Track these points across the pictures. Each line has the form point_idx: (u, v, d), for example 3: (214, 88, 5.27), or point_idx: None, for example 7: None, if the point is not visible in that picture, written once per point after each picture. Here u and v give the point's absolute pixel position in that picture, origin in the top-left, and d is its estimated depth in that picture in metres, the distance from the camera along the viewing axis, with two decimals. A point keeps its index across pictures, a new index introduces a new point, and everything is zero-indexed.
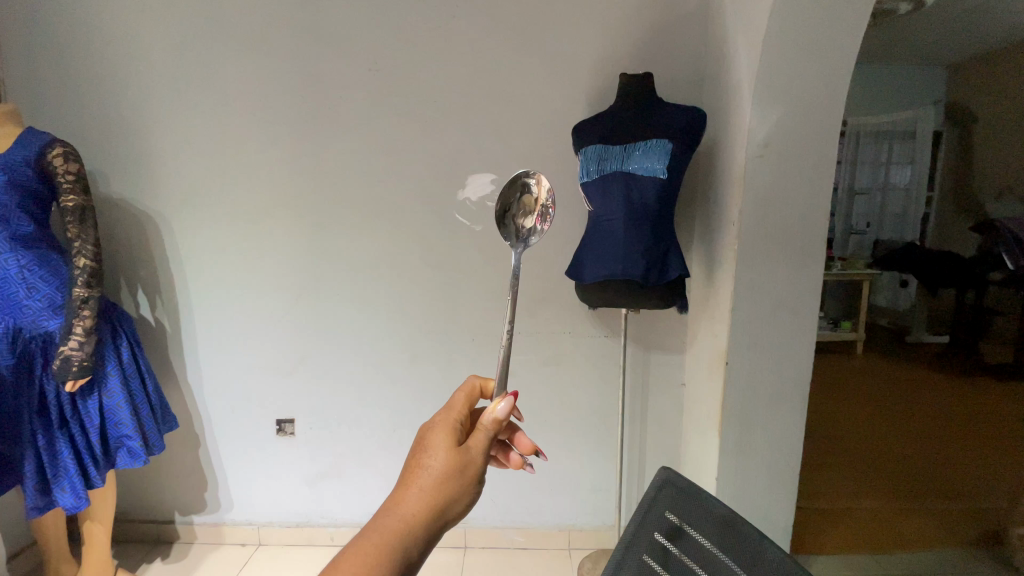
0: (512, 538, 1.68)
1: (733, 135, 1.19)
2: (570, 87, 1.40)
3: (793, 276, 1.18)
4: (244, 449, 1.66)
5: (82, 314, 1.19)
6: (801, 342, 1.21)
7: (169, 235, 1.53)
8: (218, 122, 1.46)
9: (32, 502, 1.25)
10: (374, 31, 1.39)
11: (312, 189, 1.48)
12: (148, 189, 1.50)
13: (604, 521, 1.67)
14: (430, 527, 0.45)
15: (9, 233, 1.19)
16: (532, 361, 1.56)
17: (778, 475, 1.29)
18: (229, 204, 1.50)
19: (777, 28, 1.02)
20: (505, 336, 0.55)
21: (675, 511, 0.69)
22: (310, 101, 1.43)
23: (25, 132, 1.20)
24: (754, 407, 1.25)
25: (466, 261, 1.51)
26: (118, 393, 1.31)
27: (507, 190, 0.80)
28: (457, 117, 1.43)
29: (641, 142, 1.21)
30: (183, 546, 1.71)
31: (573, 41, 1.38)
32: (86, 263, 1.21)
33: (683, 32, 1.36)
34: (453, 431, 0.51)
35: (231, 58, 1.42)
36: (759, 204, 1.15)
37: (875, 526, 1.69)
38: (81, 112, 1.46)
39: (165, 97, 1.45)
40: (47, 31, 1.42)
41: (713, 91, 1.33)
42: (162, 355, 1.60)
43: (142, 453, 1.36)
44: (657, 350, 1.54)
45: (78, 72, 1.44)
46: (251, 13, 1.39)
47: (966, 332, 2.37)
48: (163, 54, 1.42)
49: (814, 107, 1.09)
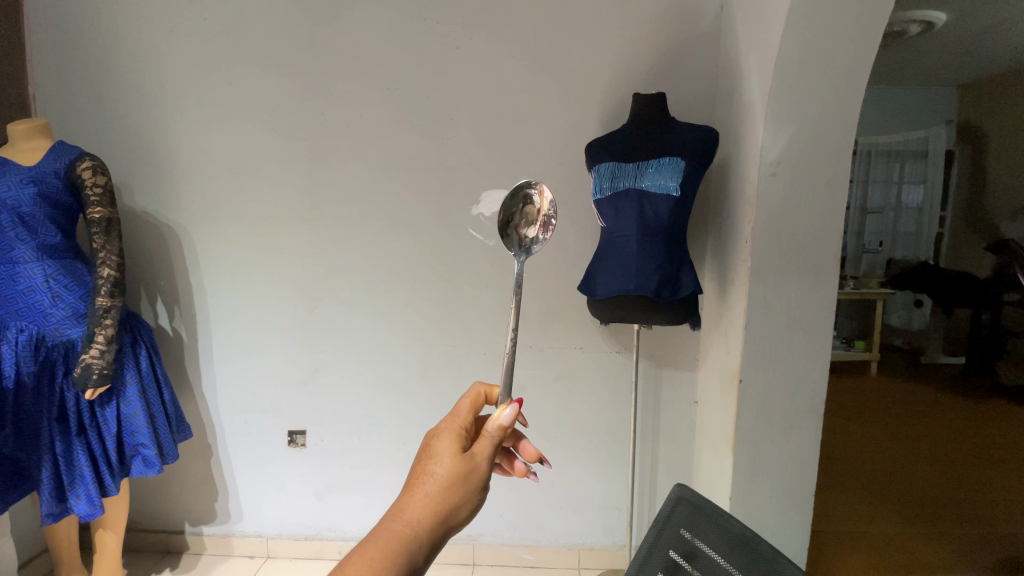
0: (520, 557, 1.66)
1: (745, 155, 1.21)
2: (584, 107, 1.43)
3: (806, 296, 1.18)
4: (255, 458, 1.67)
5: (105, 323, 1.21)
6: (817, 361, 1.21)
7: (189, 247, 1.56)
8: (239, 139, 1.50)
9: (48, 509, 1.26)
10: (392, 49, 1.43)
11: (326, 203, 1.51)
12: (170, 201, 1.53)
13: (616, 541, 1.64)
14: (434, 532, 0.46)
15: (37, 243, 1.22)
16: (543, 377, 1.56)
17: (794, 496, 1.28)
18: (249, 216, 1.53)
19: (788, 51, 1.04)
20: (511, 341, 0.57)
21: (689, 529, 0.69)
22: (329, 117, 1.47)
23: (55, 146, 1.25)
24: (769, 426, 1.24)
25: (477, 276, 1.52)
26: (135, 402, 1.33)
27: (509, 201, 0.82)
28: (470, 135, 1.46)
29: (654, 160, 1.23)
30: (193, 557, 1.71)
31: (587, 63, 1.41)
32: (110, 273, 1.23)
33: (695, 53, 1.39)
34: (459, 437, 0.52)
35: (254, 75, 1.46)
36: (772, 223, 1.15)
37: (897, 552, 1.65)
38: (109, 127, 1.51)
39: (188, 112, 1.49)
40: (79, 49, 1.48)
41: (725, 111, 1.35)
42: (176, 364, 1.62)
43: (157, 463, 1.38)
44: (669, 367, 1.54)
45: (106, 89, 1.49)
46: (273, 33, 1.44)
47: (987, 353, 2.05)
48: (189, 72, 1.47)
49: (827, 127, 1.11)
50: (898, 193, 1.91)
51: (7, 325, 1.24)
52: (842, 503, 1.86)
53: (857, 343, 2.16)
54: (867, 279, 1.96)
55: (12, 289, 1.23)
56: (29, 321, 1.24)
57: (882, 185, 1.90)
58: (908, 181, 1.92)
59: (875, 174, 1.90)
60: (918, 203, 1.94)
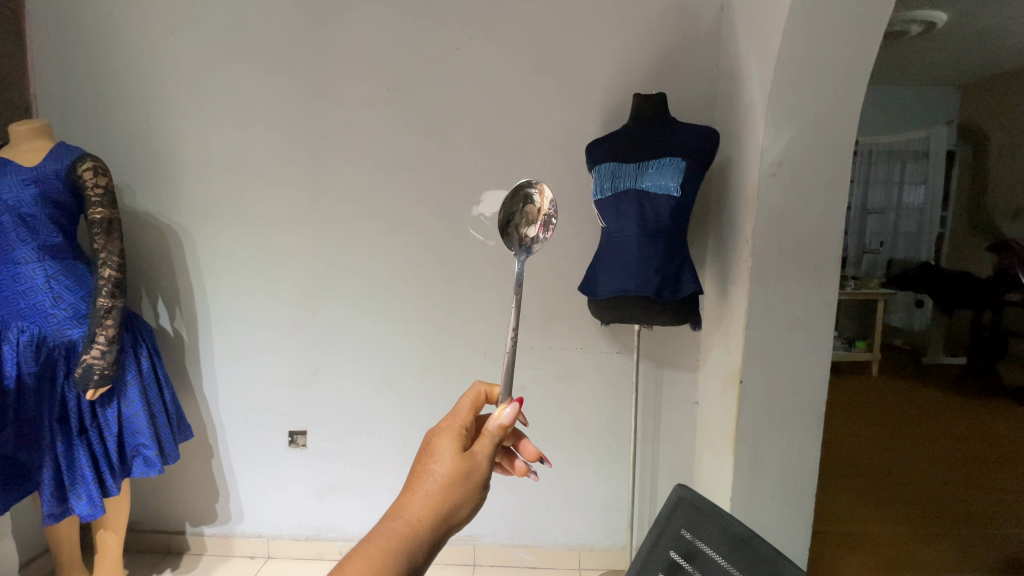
0: (521, 557, 1.66)
1: (746, 155, 1.21)
2: (584, 107, 1.43)
3: (807, 296, 1.18)
4: (255, 458, 1.67)
5: (106, 323, 1.21)
6: (818, 361, 1.20)
7: (189, 247, 1.56)
8: (240, 139, 1.50)
9: (49, 509, 1.26)
10: (393, 50, 1.44)
11: (327, 203, 1.51)
12: (170, 201, 1.54)
13: (616, 541, 1.64)
14: (434, 532, 0.46)
15: (39, 243, 1.23)
16: (544, 377, 1.56)
17: (795, 497, 1.27)
18: (250, 216, 1.53)
19: (788, 50, 1.04)
20: (511, 341, 0.56)
21: (690, 528, 0.69)
22: (330, 117, 1.47)
23: (56, 147, 1.25)
24: (770, 426, 1.24)
25: (478, 277, 1.52)
26: (136, 402, 1.34)
27: (509, 201, 0.82)
28: (471, 136, 1.46)
29: (654, 160, 1.23)
30: (194, 557, 1.71)
31: (588, 64, 1.41)
32: (111, 273, 1.23)
33: (696, 53, 1.39)
34: (459, 436, 0.52)
35: (254, 76, 1.47)
36: (773, 223, 1.15)
37: (898, 552, 1.64)
38: (110, 128, 1.51)
39: (188, 113, 1.49)
40: (80, 50, 1.48)
41: (726, 111, 1.35)
42: (177, 365, 1.62)
43: (158, 463, 1.38)
44: (669, 367, 1.54)
45: (107, 90, 1.50)
46: (274, 34, 1.44)
47: (987, 353, 2.09)
48: (190, 73, 1.47)
49: (828, 128, 1.11)
50: (898, 194, 1.91)
51: (8, 325, 1.24)
52: (843, 504, 1.86)
53: (858, 343, 2.11)
54: (868, 280, 1.96)
55: (13, 289, 1.23)
56: (30, 321, 1.24)
57: (883, 186, 1.89)
58: (909, 182, 1.93)
59: (875, 175, 1.90)
60: (918, 203, 1.94)
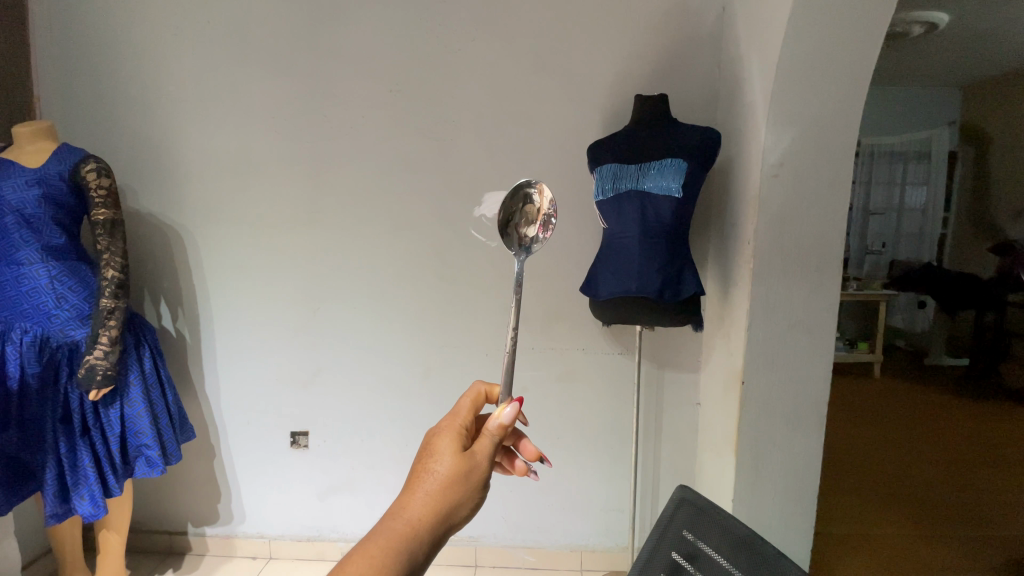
0: (522, 558, 1.66)
1: (748, 157, 1.21)
2: (586, 109, 1.43)
3: (808, 297, 1.18)
4: (257, 459, 1.67)
5: (109, 324, 1.22)
6: (820, 362, 1.20)
7: (192, 248, 1.56)
8: (243, 141, 1.50)
9: (51, 509, 1.26)
10: (395, 52, 1.44)
11: (329, 205, 1.52)
12: (173, 203, 1.54)
13: (616, 542, 1.64)
14: (434, 531, 0.46)
15: (42, 244, 1.23)
16: (545, 378, 1.56)
17: (796, 498, 1.27)
18: (252, 218, 1.54)
19: (790, 52, 1.04)
20: (511, 341, 0.57)
21: (691, 530, 0.69)
22: (332, 120, 1.48)
23: (60, 149, 1.25)
24: (771, 427, 1.24)
25: (479, 277, 1.52)
26: (138, 402, 1.34)
27: (509, 201, 0.82)
28: (472, 137, 1.46)
29: (656, 161, 1.22)
30: (194, 557, 1.71)
31: (589, 65, 1.41)
32: (114, 274, 1.24)
33: (698, 55, 1.39)
34: (459, 436, 0.52)
35: (257, 78, 1.47)
36: (774, 225, 1.15)
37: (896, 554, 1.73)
38: (113, 129, 1.52)
39: (192, 115, 1.50)
40: (85, 52, 1.49)
41: (728, 112, 1.35)
42: (180, 366, 1.63)
43: (159, 463, 1.38)
44: (671, 369, 1.54)
45: (111, 91, 1.50)
46: (277, 36, 1.45)
47: (992, 356, 2.04)
48: (194, 75, 1.48)
49: (829, 130, 1.11)
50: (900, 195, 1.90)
51: (10, 326, 1.24)
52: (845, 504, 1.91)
53: (860, 345, 2.07)
54: (871, 281, 1.96)
55: (16, 290, 1.23)
56: (33, 322, 1.24)
57: (885, 186, 1.89)
58: (911, 183, 1.91)
59: (878, 176, 1.89)
60: (921, 203, 1.93)
